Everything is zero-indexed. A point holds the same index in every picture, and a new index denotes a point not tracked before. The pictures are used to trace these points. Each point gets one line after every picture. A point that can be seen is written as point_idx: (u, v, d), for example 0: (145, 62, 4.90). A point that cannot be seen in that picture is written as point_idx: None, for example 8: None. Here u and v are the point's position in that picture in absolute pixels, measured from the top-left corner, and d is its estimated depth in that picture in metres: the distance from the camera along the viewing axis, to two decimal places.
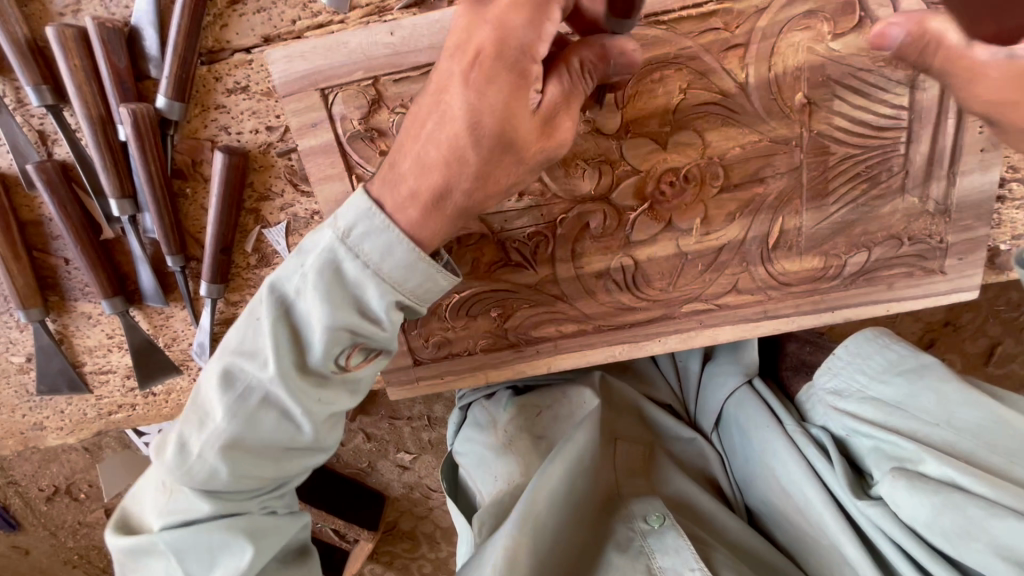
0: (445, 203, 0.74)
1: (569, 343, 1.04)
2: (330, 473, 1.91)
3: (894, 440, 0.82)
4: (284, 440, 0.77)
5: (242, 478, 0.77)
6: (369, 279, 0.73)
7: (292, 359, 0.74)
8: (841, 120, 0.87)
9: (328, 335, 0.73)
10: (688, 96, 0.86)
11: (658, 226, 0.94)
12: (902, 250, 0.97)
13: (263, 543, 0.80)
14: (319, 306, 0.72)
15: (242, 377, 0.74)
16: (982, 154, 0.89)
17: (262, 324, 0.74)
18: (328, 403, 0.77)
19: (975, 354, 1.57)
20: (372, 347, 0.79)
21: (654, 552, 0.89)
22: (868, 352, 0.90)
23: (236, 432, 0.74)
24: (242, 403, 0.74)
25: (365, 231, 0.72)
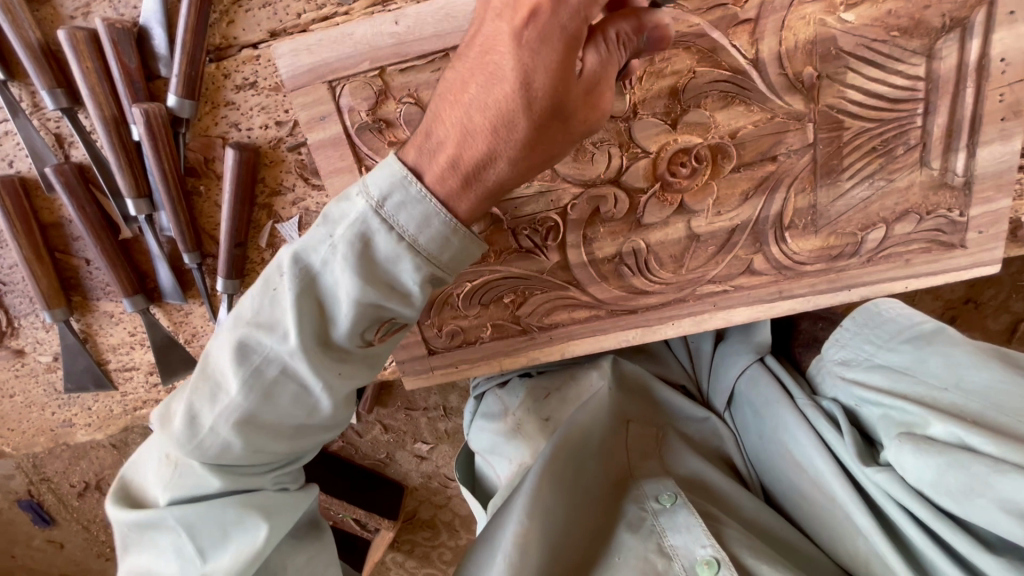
0: (485, 175, 0.70)
1: (582, 327, 1.04)
2: (349, 465, 1.94)
3: (900, 405, 0.80)
4: (301, 416, 0.74)
5: (256, 453, 0.74)
6: (404, 253, 0.70)
7: (312, 333, 0.71)
8: (855, 93, 0.85)
9: (354, 310, 0.71)
10: (696, 75, 0.84)
11: (669, 209, 0.93)
12: (920, 225, 0.95)
13: (278, 520, 0.78)
14: (349, 279, 0.69)
15: (258, 349, 0.71)
16: (1002, 123, 0.86)
17: (283, 294, 0.71)
18: (348, 379, 0.75)
19: (998, 331, 1.54)
20: (394, 323, 0.76)
21: (666, 530, 0.88)
22: (878, 320, 0.90)
23: (253, 405, 0.72)
24: (259, 376, 0.71)
25: (401, 201, 0.69)
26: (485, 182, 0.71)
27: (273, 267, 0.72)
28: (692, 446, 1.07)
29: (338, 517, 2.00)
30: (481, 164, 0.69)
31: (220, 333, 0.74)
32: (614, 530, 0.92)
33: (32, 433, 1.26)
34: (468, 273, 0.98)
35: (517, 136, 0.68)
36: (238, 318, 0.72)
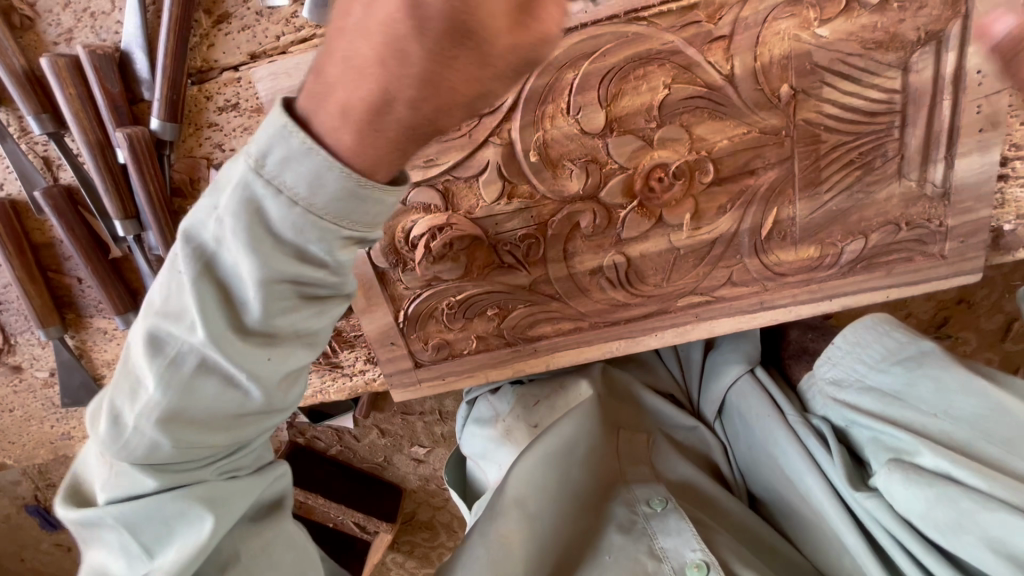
0: (383, 125, 0.56)
1: (567, 340, 1.05)
2: (348, 469, 1.97)
3: (890, 431, 0.80)
4: (227, 407, 0.64)
5: (190, 450, 0.65)
6: (301, 219, 0.59)
7: (224, 318, 0.62)
8: (831, 107, 0.86)
9: (260, 289, 0.60)
10: (672, 91, 0.84)
11: (648, 223, 0.94)
12: (900, 235, 0.95)
13: (228, 508, 0.69)
14: (243, 254, 0.59)
15: (171, 341, 0.62)
16: (980, 135, 0.86)
17: (183, 280, 0.61)
18: (281, 362, 0.65)
19: (991, 331, 1.53)
20: (323, 294, 0.66)
21: (657, 533, 0.89)
22: (867, 341, 0.90)
23: (173, 400, 0.62)
24: (176, 368, 0.62)
25: (284, 158, 0.57)
26: (384, 135, 0.57)
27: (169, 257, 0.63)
28: (682, 453, 1.08)
29: (337, 519, 1.95)
30: (375, 111, 0.55)
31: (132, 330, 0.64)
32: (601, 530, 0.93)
33: (32, 445, 1.28)
34: (452, 288, 1.00)
35: (413, 78, 0.53)
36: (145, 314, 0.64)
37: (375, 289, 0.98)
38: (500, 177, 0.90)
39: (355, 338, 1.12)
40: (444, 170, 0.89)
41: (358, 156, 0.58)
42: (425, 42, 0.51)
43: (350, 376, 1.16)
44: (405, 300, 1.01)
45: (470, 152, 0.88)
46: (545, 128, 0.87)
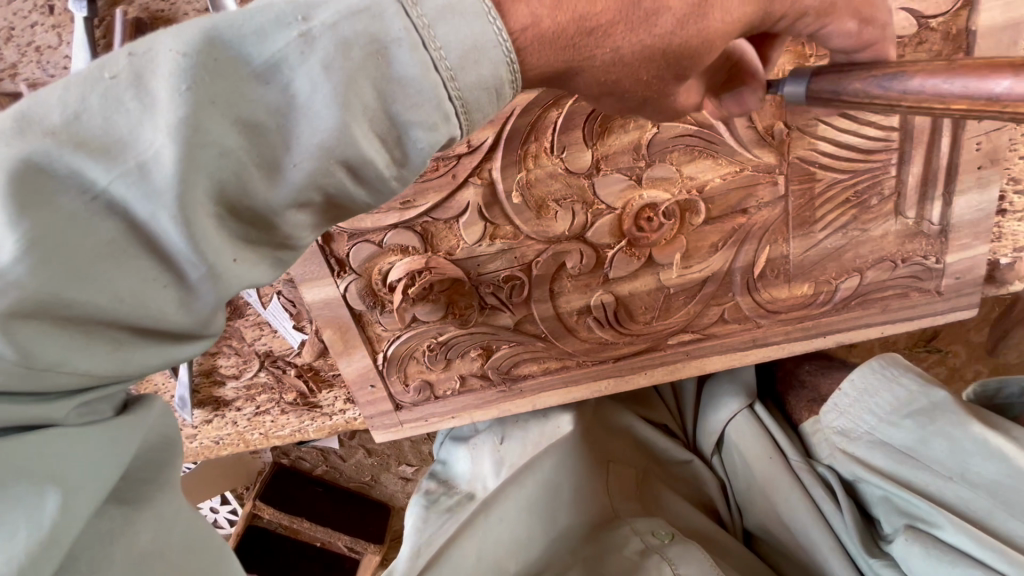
0: (591, 50, 0.46)
1: (554, 379, 1.02)
2: (334, 489, 1.93)
3: (906, 495, 0.76)
4: (139, 315, 0.39)
5: (45, 374, 0.38)
6: (430, 87, 0.41)
7: (215, 178, 0.38)
8: (826, 145, 0.82)
9: (313, 155, 0.40)
10: (661, 129, 0.80)
11: (636, 263, 0.90)
12: (896, 272, 0.92)
13: (85, 478, 0.42)
14: (318, 100, 0.39)
15: (78, 180, 0.36)
16: (979, 172, 0.83)
17: (166, 95, 0.36)
18: (252, 271, 0.42)
19: (980, 345, 1.51)
20: (353, 203, 0.45)
21: (675, 561, 0.80)
22: (876, 388, 0.85)
23: (51, 284, 0.35)
24: (77, 230, 0.36)
25: (447, 6, 0.41)
26: (577, 59, 0.47)
27: (155, 47, 0.38)
28: (675, 491, 1.06)
29: (326, 539, 1.90)
30: (598, 28, 0.45)
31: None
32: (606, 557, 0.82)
33: None
34: (433, 330, 0.95)
35: (651, 40, 0.46)
36: (36, 119, 0.36)
37: (352, 332, 0.94)
38: (481, 219, 0.85)
39: (334, 378, 1.07)
40: (422, 212, 0.83)
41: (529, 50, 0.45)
42: (690, 16, 0.46)
43: (330, 415, 1.12)
44: (384, 342, 0.96)
45: (449, 192, 0.82)
46: (528, 168, 0.82)
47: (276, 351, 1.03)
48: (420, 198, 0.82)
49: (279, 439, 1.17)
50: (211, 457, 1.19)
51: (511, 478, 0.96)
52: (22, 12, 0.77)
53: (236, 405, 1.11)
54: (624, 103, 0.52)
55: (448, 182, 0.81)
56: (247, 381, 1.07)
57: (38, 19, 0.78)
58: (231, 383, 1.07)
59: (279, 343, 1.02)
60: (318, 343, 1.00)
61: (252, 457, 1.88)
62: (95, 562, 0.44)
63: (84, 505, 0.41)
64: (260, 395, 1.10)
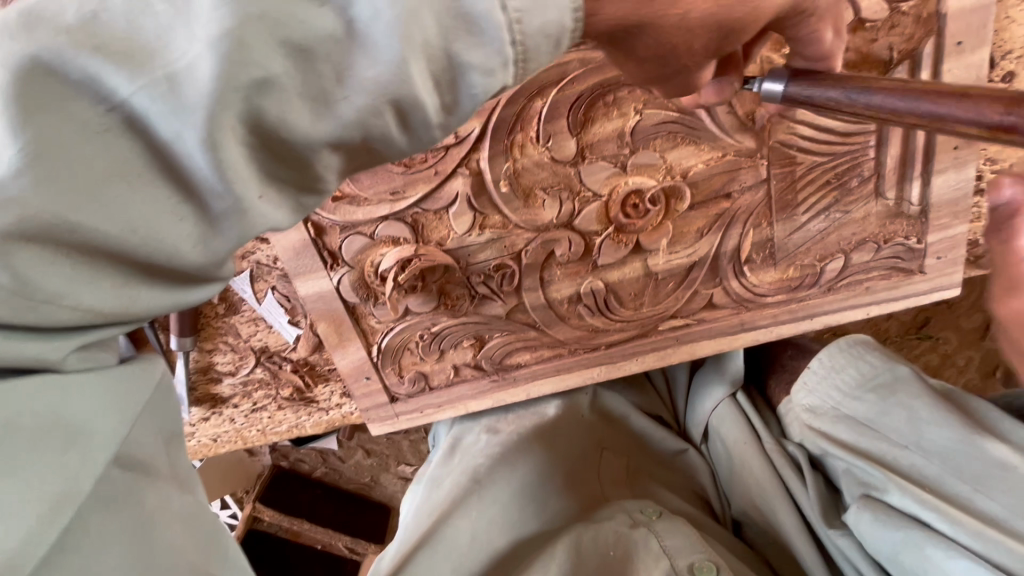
0: (665, 8, 0.46)
1: (545, 367, 1.03)
2: (334, 491, 1.94)
3: (861, 464, 0.77)
4: (148, 248, 0.38)
5: (50, 304, 0.36)
6: (498, 30, 0.38)
7: (252, 103, 0.36)
8: (806, 129, 0.83)
9: (362, 91, 0.37)
10: (644, 117, 0.81)
11: (624, 249, 0.92)
12: (879, 253, 0.94)
13: (86, 435, 0.42)
14: (376, 28, 0.36)
15: (96, 86, 0.34)
16: (955, 152, 0.85)
17: (208, 6, 0.33)
18: (273, 209, 0.41)
19: (970, 330, 1.52)
20: (391, 148, 0.43)
21: (660, 533, 0.81)
22: (842, 365, 0.88)
23: (53, 202, 0.34)
24: (91, 141, 0.34)
25: None
26: (650, 15, 0.46)
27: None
28: (665, 483, 1.04)
29: (327, 539, 1.88)
30: None
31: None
32: (593, 526, 0.83)
33: None
34: (425, 320, 0.96)
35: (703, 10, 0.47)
36: (52, 16, 0.33)
37: (346, 325, 0.95)
38: (471, 209, 0.86)
39: (330, 372, 1.08)
40: (412, 203, 0.85)
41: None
42: None
43: (327, 410, 1.13)
44: (378, 335, 0.97)
45: (438, 184, 0.84)
46: (514, 157, 0.83)
47: (272, 347, 1.04)
48: (410, 189, 0.84)
49: (276, 435, 1.17)
50: (209, 455, 1.20)
51: (499, 459, 1.00)
52: None
53: (233, 402, 1.12)
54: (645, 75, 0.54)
55: (436, 173, 0.83)
56: (244, 378, 1.08)
57: None
58: (228, 380, 1.08)
59: (274, 339, 1.03)
60: (313, 337, 1.02)
61: (252, 460, 1.89)
62: (103, 522, 0.44)
63: (72, 459, 0.41)
64: (257, 391, 1.11)
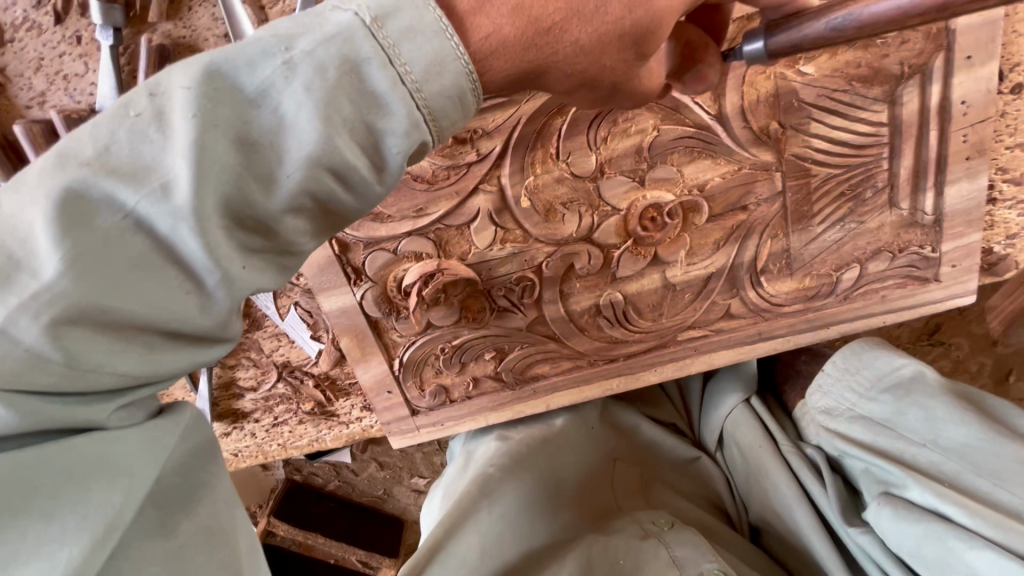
0: (552, 48, 0.51)
1: (565, 378, 1.04)
2: (349, 505, 1.94)
3: (880, 463, 0.78)
4: (168, 320, 0.45)
5: (90, 372, 0.43)
6: (399, 100, 0.46)
7: (219, 193, 0.44)
8: (820, 141, 0.85)
9: (302, 166, 0.45)
10: (661, 133, 0.83)
11: (643, 261, 0.93)
12: (894, 262, 0.95)
13: (124, 476, 0.48)
14: (302, 118, 0.44)
15: (110, 202, 0.42)
16: (967, 162, 0.87)
17: (174, 125, 0.43)
18: (255, 276, 0.48)
19: (981, 335, 1.53)
20: (345, 207, 0.50)
21: (672, 543, 0.82)
22: (856, 367, 0.88)
23: (88, 292, 0.41)
24: (111, 245, 0.42)
25: (408, 24, 0.46)
26: (541, 57, 0.51)
27: (164, 84, 0.44)
28: (679, 491, 1.05)
29: (339, 555, 1.93)
30: (554, 26, 0.50)
31: (35, 174, 0.42)
32: (607, 538, 0.86)
33: None
34: (447, 334, 0.98)
35: (603, 26, 0.50)
36: (74, 157, 0.42)
37: (369, 339, 0.96)
38: (492, 224, 0.88)
39: (350, 386, 1.09)
40: (434, 219, 0.87)
41: (491, 55, 0.50)
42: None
43: (347, 423, 1.14)
44: (400, 348, 0.99)
45: (460, 200, 0.86)
46: (535, 174, 0.85)
47: (294, 362, 1.05)
48: (432, 206, 0.86)
49: (297, 449, 1.18)
50: (229, 470, 1.20)
51: (511, 469, 1.00)
52: (51, 43, 0.82)
53: (255, 416, 1.13)
54: (596, 99, 0.57)
55: (459, 190, 0.85)
56: (265, 393, 1.10)
57: (67, 48, 0.82)
58: (249, 395, 1.10)
59: (297, 353, 1.04)
60: (335, 352, 1.03)
61: (264, 474, 1.90)
62: (141, 552, 0.50)
63: (117, 497, 0.47)
64: (278, 406, 1.12)
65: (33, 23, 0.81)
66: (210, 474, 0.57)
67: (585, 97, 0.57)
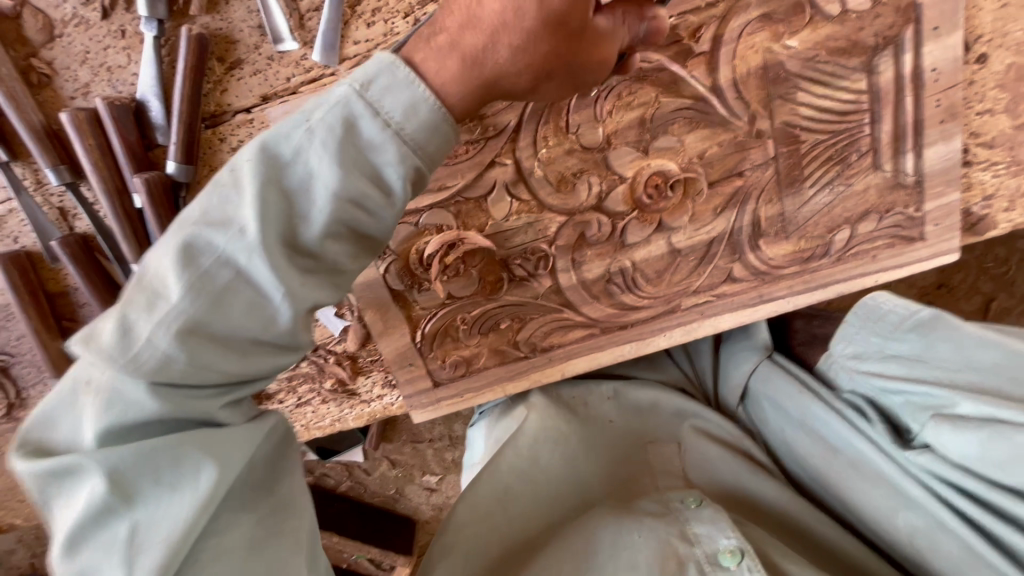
0: (490, 63, 0.66)
1: (579, 346, 1.09)
2: (359, 506, 1.94)
3: (925, 390, 0.82)
4: (253, 329, 0.60)
5: (201, 373, 0.58)
6: (390, 141, 0.63)
7: (276, 230, 0.60)
8: (806, 110, 0.93)
9: (329, 200, 0.61)
10: (661, 105, 0.91)
11: (649, 228, 1.00)
12: (881, 223, 1.02)
13: (228, 457, 0.60)
14: (324, 167, 0.61)
15: (208, 248, 0.58)
16: (942, 126, 0.95)
17: (243, 187, 0.60)
18: (314, 291, 0.63)
19: (971, 311, 1.59)
20: (368, 228, 0.66)
21: (689, 521, 0.84)
22: (878, 314, 0.94)
23: (198, 312, 0.57)
24: (211, 277, 0.58)
25: (387, 85, 0.64)
26: (483, 74, 0.67)
27: (233, 164, 0.63)
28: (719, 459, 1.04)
29: (352, 559, 1.98)
30: (484, 51, 0.66)
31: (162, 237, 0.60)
32: (621, 518, 0.87)
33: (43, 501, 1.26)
34: (466, 305, 1.03)
35: (526, 29, 0.65)
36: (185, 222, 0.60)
37: (393, 311, 1.01)
38: (508, 195, 0.94)
39: (372, 364, 1.14)
40: (454, 192, 0.92)
41: (447, 84, 0.66)
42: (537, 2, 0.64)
43: (369, 402, 1.18)
44: (422, 321, 1.03)
45: (478, 173, 0.91)
46: (546, 146, 0.92)
47: (318, 340, 1.09)
48: (451, 179, 0.91)
49: (319, 430, 1.21)
50: None
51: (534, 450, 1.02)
52: (97, 37, 0.88)
53: (278, 398, 1.16)
54: (561, 86, 0.71)
55: (477, 163, 0.90)
56: (289, 372, 1.13)
57: (111, 42, 0.88)
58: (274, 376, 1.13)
59: (321, 332, 1.09)
60: (360, 329, 1.08)
61: None
62: (230, 521, 0.61)
63: (216, 475, 0.58)
64: (301, 386, 1.15)
65: (81, 19, 0.87)
66: (290, 464, 0.69)
67: (557, 87, 0.71)
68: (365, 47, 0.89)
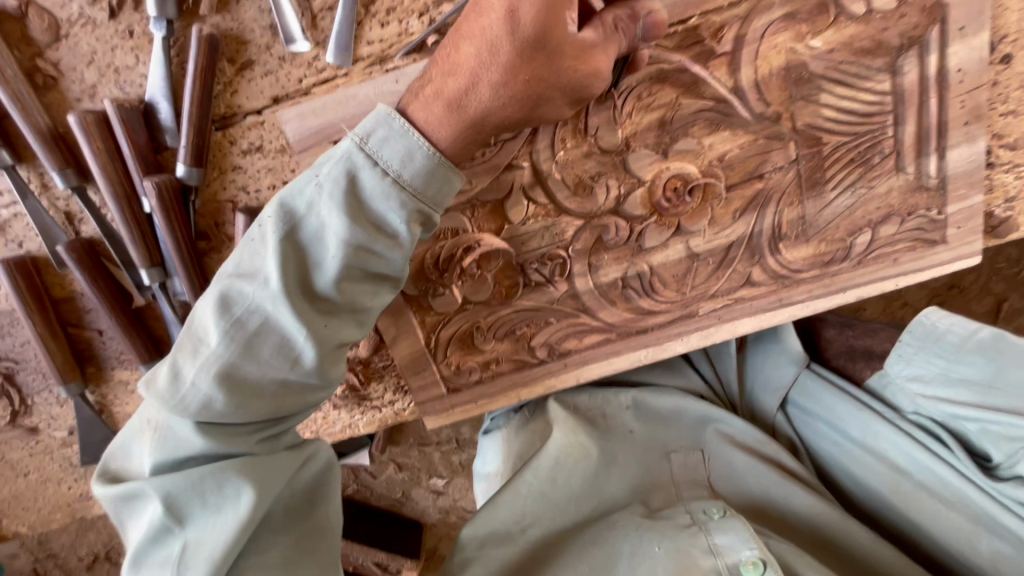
0: (476, 102, 0.70)
1: (595, 352, 1.07)
2: (364, 509, 1.90)
3: (1008, 421, 0.82)
4: (284, 367, 0.68)
5: (239, 408, 0.66)
6: (390, 189, 0.68)
7: (295, 279, 0.68)
8: (829, 111, 0.91)
9: (339, 249, 0.67)
10: (681, 107, 0.89)
11: (668, 231, 0.98)
12: (903, 226, 1.00)
13: (266, 485, 0.66)
14: (333, 218, 0.67)
15: (240, 298, 0.66)
16: (965, 127, 0.93)
17: (265, 242, 0.67)
18: (336, 331, 0.70)
19: (983, 313, 1.58)
20: (379, 269, 0.72)
21: (712, 531, 0.83)
22: (937, 334, 0.92)
23: (234, 355, 0.65)
24: (243, 325, 0.66)
25: (384, 136, 0.68)
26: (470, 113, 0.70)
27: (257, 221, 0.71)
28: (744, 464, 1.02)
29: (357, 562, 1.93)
30: (467, 93, 0.69)
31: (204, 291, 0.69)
32: (648, 529, 0.86)
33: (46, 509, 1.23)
34: (482, 310, 1.01)
35: (506, 58, 0.68)
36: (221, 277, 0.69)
37: (406, 316, 0.99)
38: (525, 199, 0.92)
39: (385, 369, 1.12)
40: (470, 196, 0.90)
41: (434, 127, 0.70)
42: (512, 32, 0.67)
43: (380, 407, 1.16)
44: (436, 326, 1.02)
45: (495, 175, 0.89)
46: (564, 148, 0.90)
47: None
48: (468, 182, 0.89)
49: (329, 437, 1.19)
50: None
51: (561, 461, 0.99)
52: (104, 37, 0.86)
53: None
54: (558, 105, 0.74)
55: (493, 166, 0.88)
56: None
57: (119, 43, 0.86)
58: None
59: None
60: (374, 335, 1.06)
61: None
62: (267, 541, 0.68)
63: (255, 502, 0.64)
64: None
65: (88, 19, 0.85)
66: (329, 490, 0.74)
67: (553, 107, 0.74)
68: (378, 47, 0.87)
